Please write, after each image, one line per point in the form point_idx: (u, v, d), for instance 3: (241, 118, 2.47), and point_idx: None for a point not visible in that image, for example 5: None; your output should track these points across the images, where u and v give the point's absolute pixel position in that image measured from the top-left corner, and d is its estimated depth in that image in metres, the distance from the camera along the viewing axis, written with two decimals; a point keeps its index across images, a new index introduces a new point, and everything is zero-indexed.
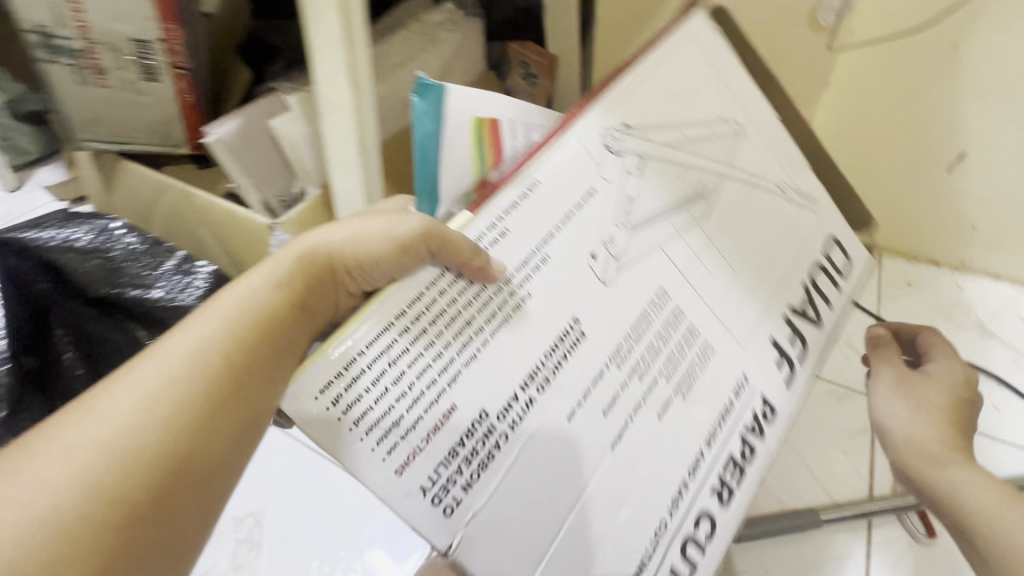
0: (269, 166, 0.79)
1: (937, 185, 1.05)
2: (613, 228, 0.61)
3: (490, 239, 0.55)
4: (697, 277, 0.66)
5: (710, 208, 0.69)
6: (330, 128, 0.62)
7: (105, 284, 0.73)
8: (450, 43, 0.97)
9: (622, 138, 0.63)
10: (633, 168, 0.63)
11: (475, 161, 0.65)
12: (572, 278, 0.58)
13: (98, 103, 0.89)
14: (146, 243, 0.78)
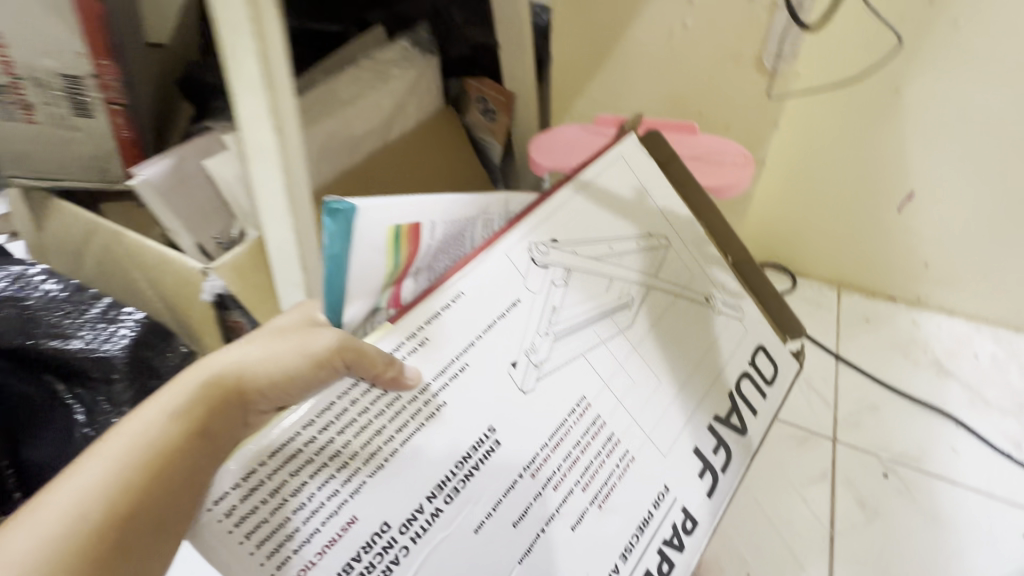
0: (205, 207, 0.76)
1: (888, 227, 0.98)
2: (535, 336, 0.57)
3: (409, 350, 0.51)
4: (648, 411, 0.61)
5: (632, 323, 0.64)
6: (254, 172, 0.58)
7: (20, 335, 0.68)
8: (402, 80, 0.96)
9: (542, 254, 0.60)
10: (564, 277, 0.60)
11: (392, 265, 0.56)
12: (496, 409, 0.53)
13: (26, 138, 0.84)
14: (71, 289, 0.73)
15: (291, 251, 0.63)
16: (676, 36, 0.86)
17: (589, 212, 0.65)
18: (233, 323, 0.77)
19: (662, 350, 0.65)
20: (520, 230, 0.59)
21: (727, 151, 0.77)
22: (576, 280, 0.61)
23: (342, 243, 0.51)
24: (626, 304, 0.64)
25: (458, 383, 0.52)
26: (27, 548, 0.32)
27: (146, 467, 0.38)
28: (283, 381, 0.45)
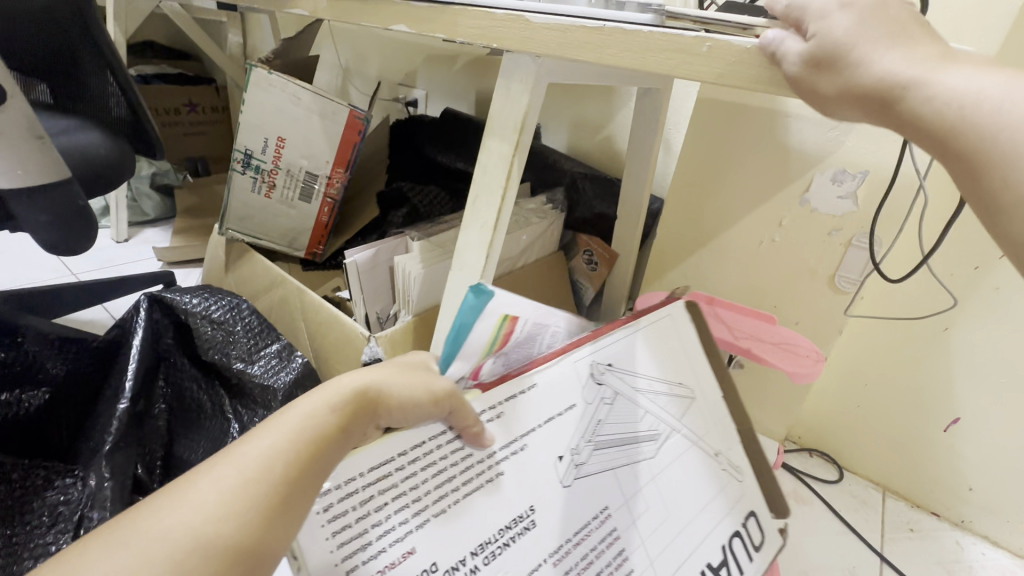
0: (379, 289, 0.96)
1: (934, 443, 1.08)
2: (580, 439, 0.61)
3: (489, 417, 0.57)
4: (660, 541, 0.62)
5: (665, 452, 0.67)
6: (453, 280, 0.78)
7: (217, 352, 0.87)
8: (539, 226, 1.21)
9: (604, 372, 0.66)
10: (613, 397, 0.65)
11: (493, 343, 0.62)
12: (538, 490, 0.56)
13: (257, 206, 1.09)
14: (261, 325, 0.92)
15: None
16: (763, 245, 1.07)
17: (663, 345, 0.74)
18: None
19: (678, 479, 0.67)
20: (591, 345, 0.67)
21: (803, 345, 0.91)
22: (615, 397, 0.66)
23: (472, 317, 0.59)
24: (656, 436, 0.67)
25: (516, 459, 0.56)
26: (209, 498, 0.36)
27: (306, 452, 0.41)
28: (402, 408, 0.49)
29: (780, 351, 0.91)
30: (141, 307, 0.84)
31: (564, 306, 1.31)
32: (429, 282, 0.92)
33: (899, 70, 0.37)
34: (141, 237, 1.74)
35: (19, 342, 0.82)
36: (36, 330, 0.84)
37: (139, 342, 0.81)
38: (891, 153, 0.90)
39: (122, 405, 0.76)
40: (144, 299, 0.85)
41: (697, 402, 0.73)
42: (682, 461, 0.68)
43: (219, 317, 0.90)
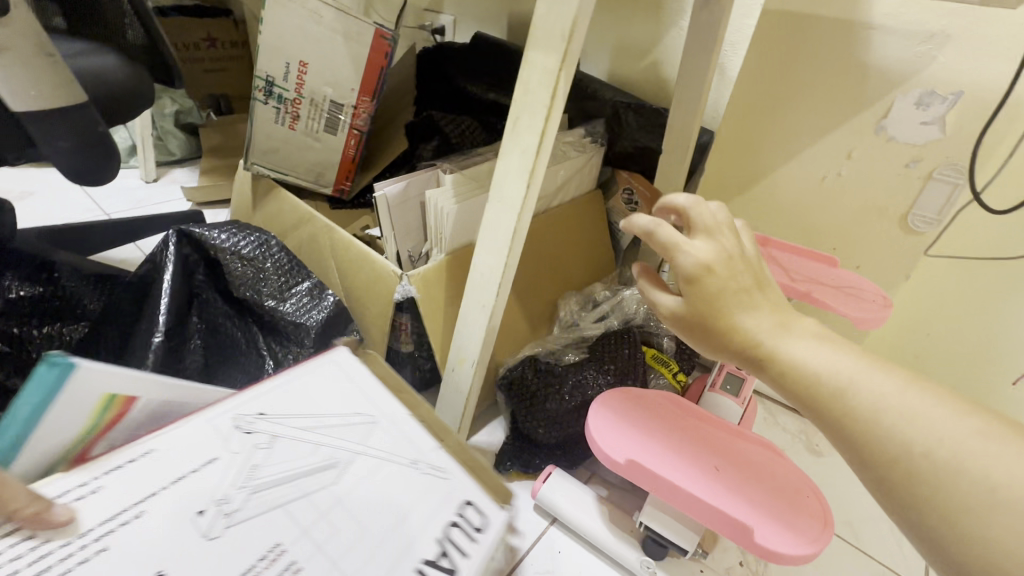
0: (411, 225, 0.91)
1: (1001, 398, 1.01)
2: (229, 485, 0.44)
3: (81, 495, 0.42)
4: (354, 567, 0.41)
5: (347, 480, 0.47)
6: (490, 211, 0.72)
7: (249, 289, 0.85)
8: (577, 161, 1.13)
9: (253, 424, 0.50)
10: (268, 442, 0.48)
11: (93, 424, 0.47)
12: (151, 555, 0.39)
13: (280, 139, 1.04)
14: (290, 263, 0.89)
15: (491, 279, 0.75)
16: (828, 181, 0.97)
17: (316, 398, 0.54)
18: (398, 324, 0.91)
19: (305, 517, 0.43)
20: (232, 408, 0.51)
21: (867, 289, 0.85)
22: (268, 441, 0.49)
23: (40, 398, 0.42)
24: (332, 462, 0.48)
25: (120, 539, 0.39)
26: None
27: None
28: None
29: (842, 296, 0.83)
30: (170, 241, 0.82)
31: (601, 248, 1.24)
32: (463, 217, 0.86)
33: (760, 337, 0.43)
34: (170, 177, 1.73)
35: (56, 277, 0.84)
36: (71, 269, 0.85)
37: (170, 276, 0.80)
38: (995, 68, 0.78)
39: (157, 338, 0.75)
40: (173, 234, 0.83)
41: (373, 432, 0.52)
42: (375, 475, 0.48)
43: (247, 253, 0.87)
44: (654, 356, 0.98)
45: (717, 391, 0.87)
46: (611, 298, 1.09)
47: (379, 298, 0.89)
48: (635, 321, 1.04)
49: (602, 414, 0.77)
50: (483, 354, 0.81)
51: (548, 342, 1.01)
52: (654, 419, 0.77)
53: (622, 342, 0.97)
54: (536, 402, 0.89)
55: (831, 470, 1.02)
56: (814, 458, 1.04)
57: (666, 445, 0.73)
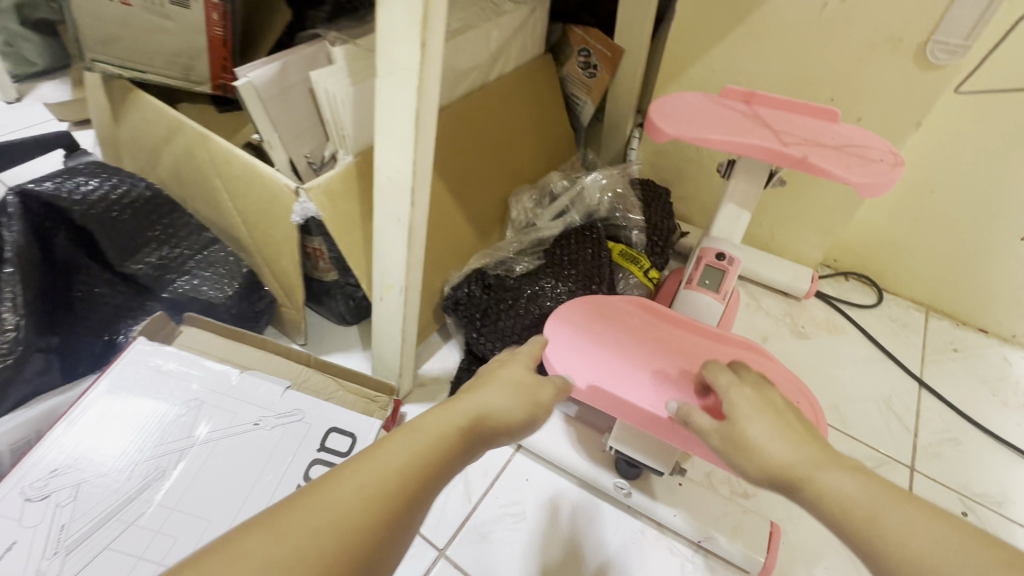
0: (300, 121, 0.71)
1: (1005, 255, 0.91)
2: (41, 560, 0.53)
3: None
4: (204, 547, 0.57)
5: (177, 479, 0.61)
6: (381, 90, 0.52)
7: (141, 260, 0.71)
8: (515, 17, 0.89)
9: (46, 486, 0.57)
10: (74, 488, 0.58)
11: None
12: None
13: (120, 21, 0.80)
14: (187, 226, 0.75)
15: (402, 184, 0.57)
16: (829, 10, 0.77)
17: (128, 406, 0.65)
18: (312, 250, 0.76)
19: (153, 525, 0.57)
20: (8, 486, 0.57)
21: (874, 145, 0.69)
22: (69, 495, 0.57)
23: None
24: (156, 476, 0.60)
25: None
26: None
27: None
28: None
29: (843, 156, 0.67)
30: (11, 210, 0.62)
31: (557, 130, 1.05)
32: (364, 105, 0.67)
33: (794, 464, 0.41)
34: (36, 96, 1.42)
35: None
36: None
37: (17, 249, 0.62)
38: None
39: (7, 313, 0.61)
40: (10, 197, 0.62)
41: (188, 420, 0.65)
42: (211, 457, 0.63)
43: (120, 215, 0.70)
44: (621, 252, 0.85)
45: (694, 288, 0.74)
46: (569, 188, 0.91)
47: (277, 220, 0.71)
48: (599, 214, 0.88)
49: (562, 332, 0.65)
50: (412, 277, 0.66)
51: (499, 249, 0.85)
52: (622, 332, 0.66)
53: (584, 243, 0.82)
54: (490, 322, 0.76)
55: (817, 352, 0.95)
56: (799, 341, 0.97)
57: (637, 362, 0.63)
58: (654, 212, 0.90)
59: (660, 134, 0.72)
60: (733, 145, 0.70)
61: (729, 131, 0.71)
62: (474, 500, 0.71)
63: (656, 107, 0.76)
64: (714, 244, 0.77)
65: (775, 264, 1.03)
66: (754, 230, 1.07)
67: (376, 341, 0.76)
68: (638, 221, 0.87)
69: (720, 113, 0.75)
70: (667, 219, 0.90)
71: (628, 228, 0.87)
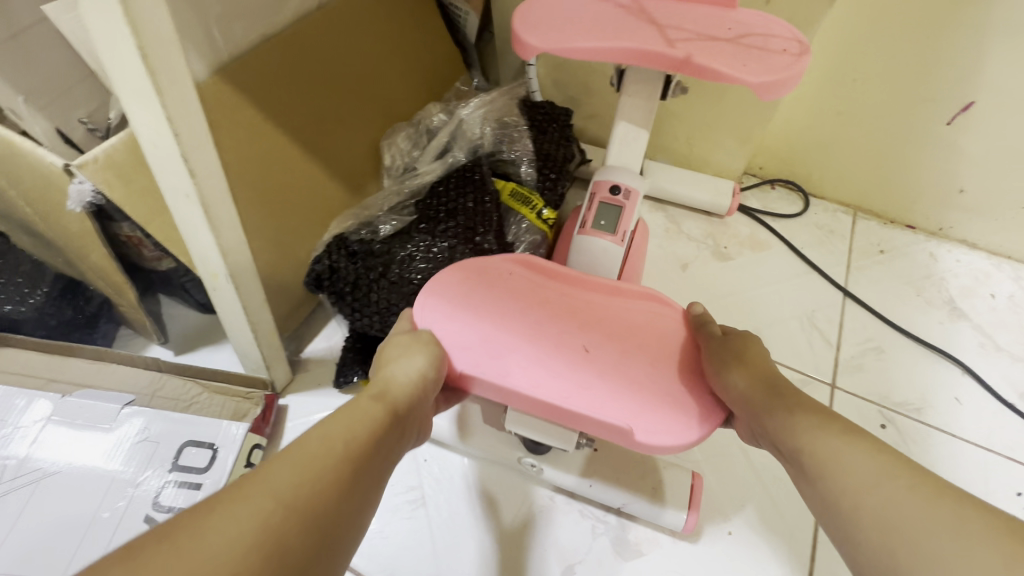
0: (61, 77, 0.56)
1: (932, 143, 0.83)
2: None
3: None
4: None
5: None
6: (91, 23, 0.38)
7: None
8: None
9: None
10: None
11: None
12: None
13: None
14: None
15: (171, 151, 0.44)
16: None
17: None
18: (128, 238, 0.62)
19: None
20: None
21: (777, 34, 0.58)
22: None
23: None
24: None
25: None
26: None
27: None
28: None
29: (741, 53, 0.56)
30: None
31: (438, 51, 0.89)
32: None
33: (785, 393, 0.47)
34: None
35: None
36: None
37: None
38: None
39: None
40: None
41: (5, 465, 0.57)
42: (34, 503, 0.55)
43: None
44: (512, 192, 0.74)
45: (590, 232, 0.66)
46: (449, 122, 0.78)
47: (62, 209, 0.57)
48: (484, 148, 0.76)
49: (438, 309, 0.54)
50: (235, 262, 0.54)
51: (369, 207, 0.72)
52: (507, 299, 0.56)
53: (466, 185, 0.71)
54: (359, 295, 0.65)
55: (739, 273, 0.88)
56: (720, 264, 0.89)
57: (525, 335, 0.53)
58: (551, 138, 0.77)
59: (527, 49, 0.59)
60: (612, 53, 0.57)
61: (608, 34, 0.58)
62: None
63: (520, 17, 0.60)
64: (607, 176, 0.68)
65: (693, 181, 0.94)
66: (672, 145, 0.96)
67: (230, 333, 0.65)
68: (529, 150, 0.75)
69: (597, 12, 0.61)
70: (566, 145, 0.78)
71: (518, 161, 0.75)
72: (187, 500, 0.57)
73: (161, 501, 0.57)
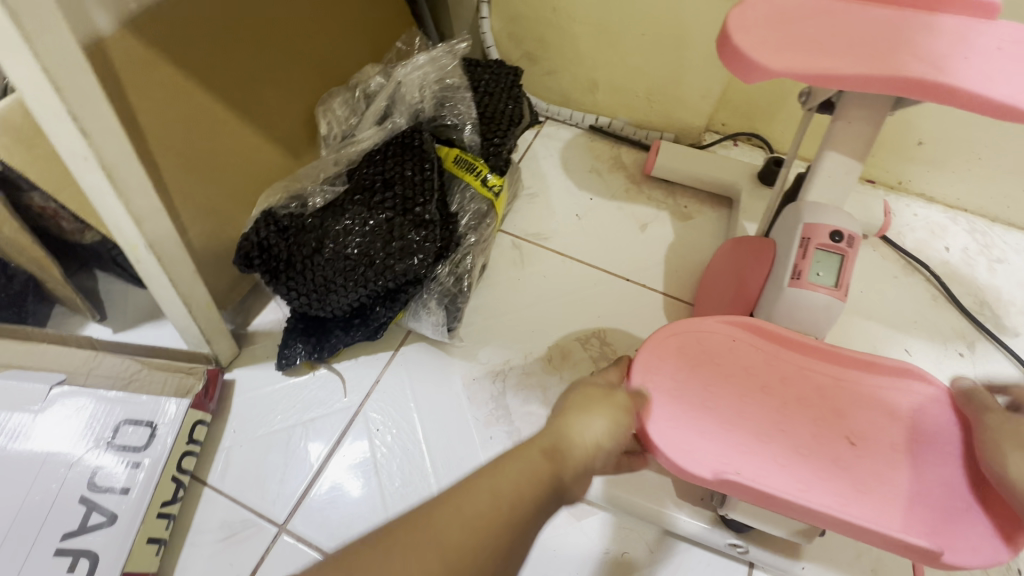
0: None
1: None
2: None
3: None
4: None
5: None
6: None
7: None
8: None
9: None
10: None
11: None
12: None
13: None
14: None
15: (57, 109, 0.40)
16: None
17: None
18: (42, 210, 0.58)
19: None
20: None
21: None
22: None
23: None
24: None
25: None
26: None
27: None
28: None
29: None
30: None
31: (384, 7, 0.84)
32: None
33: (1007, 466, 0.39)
34: None
35: None
36: None
37: None
38: None
39: None
40: None
41: None
42: None
43: None
44: (456, 157, 0.71)
45: (805, 284, 0.54)
46: (387, 84, 0.74)
47: None
48: (424, 113, 0.72)
49: (659, 371, 0.51)
50: (155, 231, 0.51)
51: (302, 179, 0.70)
52: (733, 371, 0.51)
53: (405, 153, 0.68)
54: (296, 274, 0.63)
55: (699, 231, 0.87)
56: (679, 223, 0.87)
57: (759, 424, 0.48)
58: (497, 101, 0.73)
59: (752, 72, 0.48)
60: (867, 79, 0.46)
61: (851, 50, 0.47)
62: (317, 465, 0.65)
63: (738, 31, 0.49)
64: (822, 217, 0.56)
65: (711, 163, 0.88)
66: (632, 101, 0.93)
67: (164, 308, 0.62)
68: (473, 114, 0.72)
69: (839, 17, 0.49)
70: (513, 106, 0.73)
71: (461, 124, 0.72)
72: (125, 480, 0.55)
73: (95, 483, 0.55)
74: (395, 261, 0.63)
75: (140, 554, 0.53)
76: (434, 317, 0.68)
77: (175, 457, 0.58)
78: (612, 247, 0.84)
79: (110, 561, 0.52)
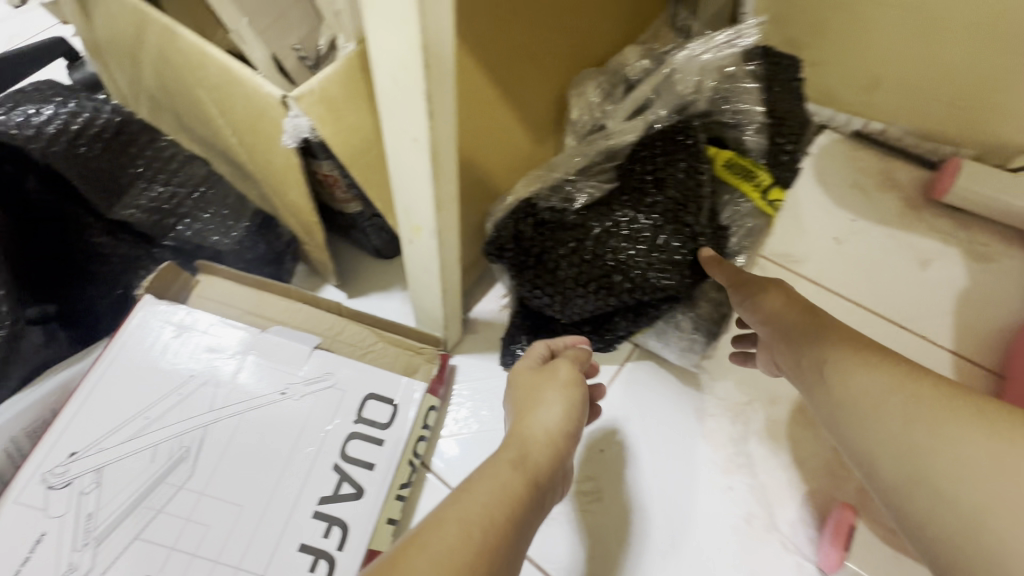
0: None
1: None
2: (71, 554, 0.48)
3: None
4: (234, 536, 0.51)
5: (204, 458, 0.54)
6: None
7: (128, 206, 0.59)
8: None
9: (65, 470, 0.51)
10: (94, 481, 0.51)
11: None
12: None
13: None
14: (174, 158, 0.61)
15: (414, 88, 0.38)
16: None
17: (138, 377, 0.57)
18: (325, 177, 0.59)
19: (184, 511, 0.51)
20: (29, 471, 0.50)
21: None
22: (91, 480, 0.51)
23: None
24: (181, 457, 0.53)
25: None
26: None
27: None
28: None
29: None
30: None
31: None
32: None
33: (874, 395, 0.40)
34: None
35: None
36: None
37: None
38: None
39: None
40: None
41: (205, 392, 0.57)
42: (239, 433, 0.55)
43: (92, 150, 0.56)
44: (727, 162, 0.62)
45: None
46: (655, 74, 0.65)
47: (273, 141, 0.55)
48: (693, 108, 0.64)
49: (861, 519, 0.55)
50: (446, 217, 0.49)
51: (554, 166, 0.64)
52: None
53: (676, 153, 0.60)
54: (544, 274, 0.58)
55: (1000, 279, 0.69)
56: (971, 266, 0.70)
57: None
58: (779, 98, 0.65)
59: None
60: None
61: None
62: None
63: None
64: None
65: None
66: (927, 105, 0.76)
67: (413, 289, 0.62)
68: (756, 115, 0.63)
69: None
70: (798, 110, 0.66)
71: (738, 126, 0.64)
72: (372, 456, 0.56)
73: (348, 453, 0.56)
74: (659, 275, 0.56)
75: (381, 534, 0.54)
76: (685, 337, 0.62)
77: (412, 440, 0.58)
78: (881, 285, 0.70)
79: (360, 534, 0.52)
